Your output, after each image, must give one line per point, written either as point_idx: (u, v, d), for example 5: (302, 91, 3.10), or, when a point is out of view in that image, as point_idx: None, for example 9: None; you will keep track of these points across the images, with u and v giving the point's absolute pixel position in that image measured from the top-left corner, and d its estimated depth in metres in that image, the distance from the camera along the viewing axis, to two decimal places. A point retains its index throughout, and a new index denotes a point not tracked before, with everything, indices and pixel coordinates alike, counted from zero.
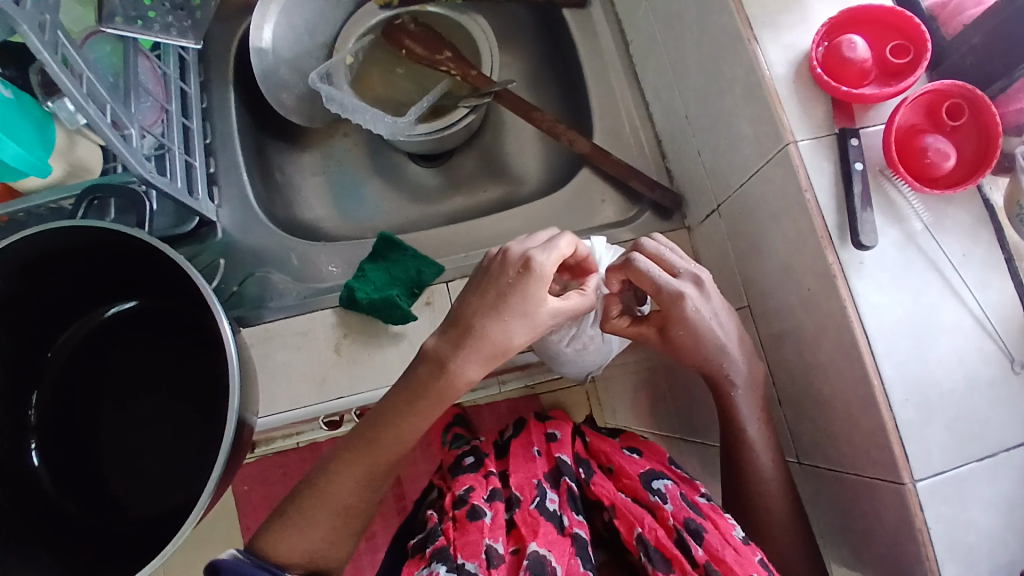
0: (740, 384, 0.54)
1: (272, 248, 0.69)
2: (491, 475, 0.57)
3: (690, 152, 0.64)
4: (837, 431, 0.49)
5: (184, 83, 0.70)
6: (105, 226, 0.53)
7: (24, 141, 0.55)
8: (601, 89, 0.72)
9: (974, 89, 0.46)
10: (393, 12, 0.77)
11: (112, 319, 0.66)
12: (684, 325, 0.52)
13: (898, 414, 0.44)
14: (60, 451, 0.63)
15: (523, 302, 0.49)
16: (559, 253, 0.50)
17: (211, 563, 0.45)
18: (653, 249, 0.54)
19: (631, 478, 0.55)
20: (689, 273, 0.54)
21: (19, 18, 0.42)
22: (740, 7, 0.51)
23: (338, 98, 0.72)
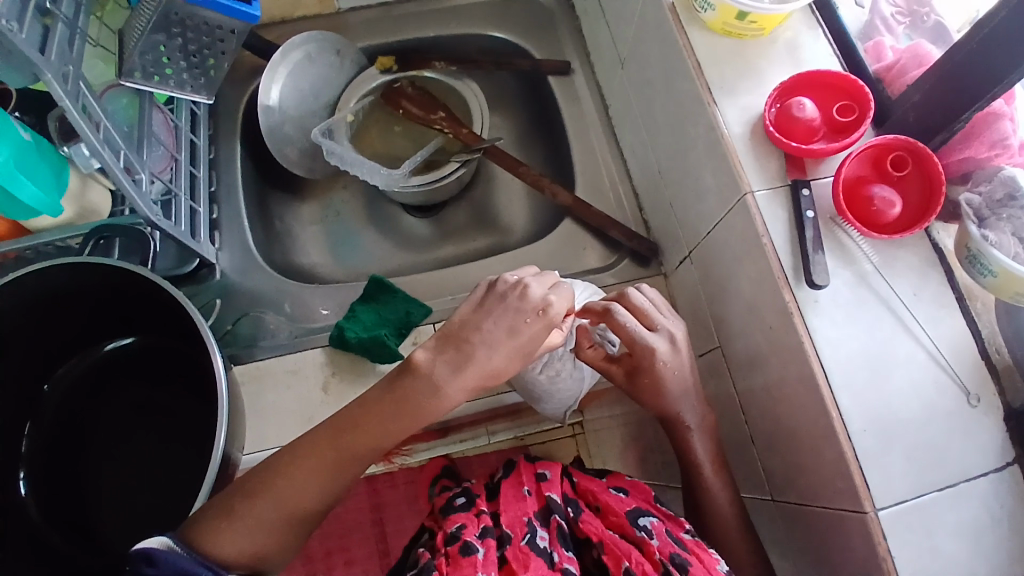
0: (692, 431, 0.57)
1: (268, 290, 0.73)
2: (484, 514, 0.57)
3: (664, 204, 0.68)
4: (805, 464, 0.51)
5: (194, 135, 0.75)
6: (110, 263, 0.56)
7: (39, 181, 0.60)
8: (582, 146, 0.77)
9: (915, 142, 0.51)
10: (392, 76, 0.83)
11: (110, 354, 0.68)
12: (650, 374, 0.56)
13: (858, 443, 0.46)
14: (45, 484, 0.64)
15: (525, 344, 0.51)
16: (569, 298, 0.53)
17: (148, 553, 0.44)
18: (640, 302, 0.57)
19: (618, 515, 0.55)
20: (666, 329, 0.56)
21: (44, 68, 0.47)
22: (699, 73, 0.56)
23: (338, 152, 0.77)
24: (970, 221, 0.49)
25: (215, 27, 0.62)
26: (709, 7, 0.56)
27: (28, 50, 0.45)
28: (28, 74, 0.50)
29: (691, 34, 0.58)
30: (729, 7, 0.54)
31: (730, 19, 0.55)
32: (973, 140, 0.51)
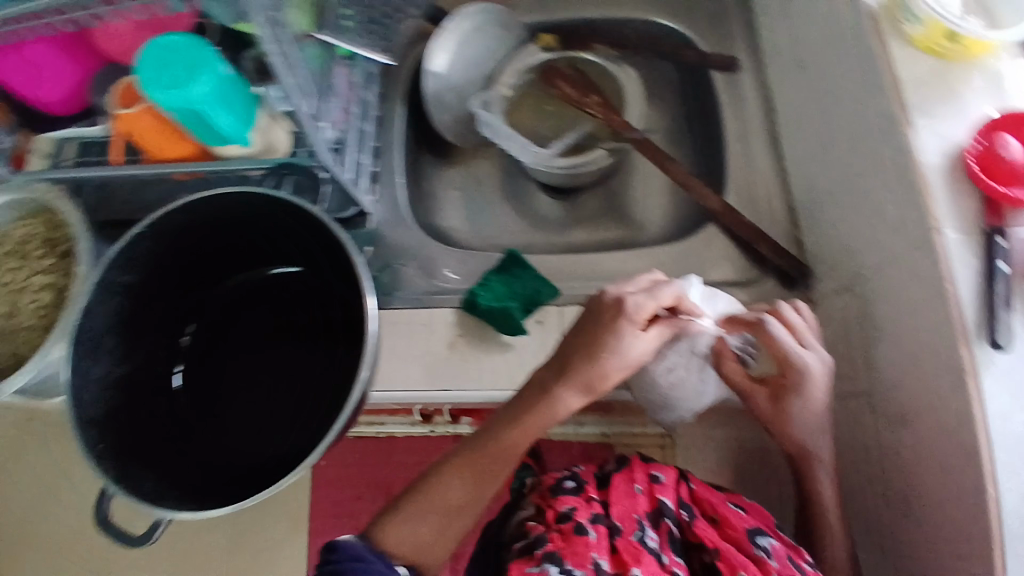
0: (824, 465, 0.56)
1: (412, 246, 0.77)
2: (593, 500, 0.58)
3: (827, 227, 0.65)
4: (945, 534, 0.48)
5: (366, 91, 0.78)
6: (289, 200, 0.61)
7: (233, 113, 0.62)
8: (741, 151, 0.74)
9: None
10: (553, 54, 0.82)
11: (271, 277, 0.75)
12: (801, 396, 0.55)
13: (1006, 526, 0.43)
14: (199, 379, 0.72)
15: (613, 344, 0.53)
16: (654, 300, 0.54)
17: (333, 542, 0.50)
18: (796, 319, 0.56)
19: (737, 529, 0.55)
20: (819, 351, 0.55)
21: (256, 11, 0.50)
22: (898, 93, 0.52)
23: (493, 123, 0.79)
24: None
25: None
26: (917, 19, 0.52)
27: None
28: (239, 16, 0.54)
29: (891, 47, 0.54)
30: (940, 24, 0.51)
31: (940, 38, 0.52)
32: None
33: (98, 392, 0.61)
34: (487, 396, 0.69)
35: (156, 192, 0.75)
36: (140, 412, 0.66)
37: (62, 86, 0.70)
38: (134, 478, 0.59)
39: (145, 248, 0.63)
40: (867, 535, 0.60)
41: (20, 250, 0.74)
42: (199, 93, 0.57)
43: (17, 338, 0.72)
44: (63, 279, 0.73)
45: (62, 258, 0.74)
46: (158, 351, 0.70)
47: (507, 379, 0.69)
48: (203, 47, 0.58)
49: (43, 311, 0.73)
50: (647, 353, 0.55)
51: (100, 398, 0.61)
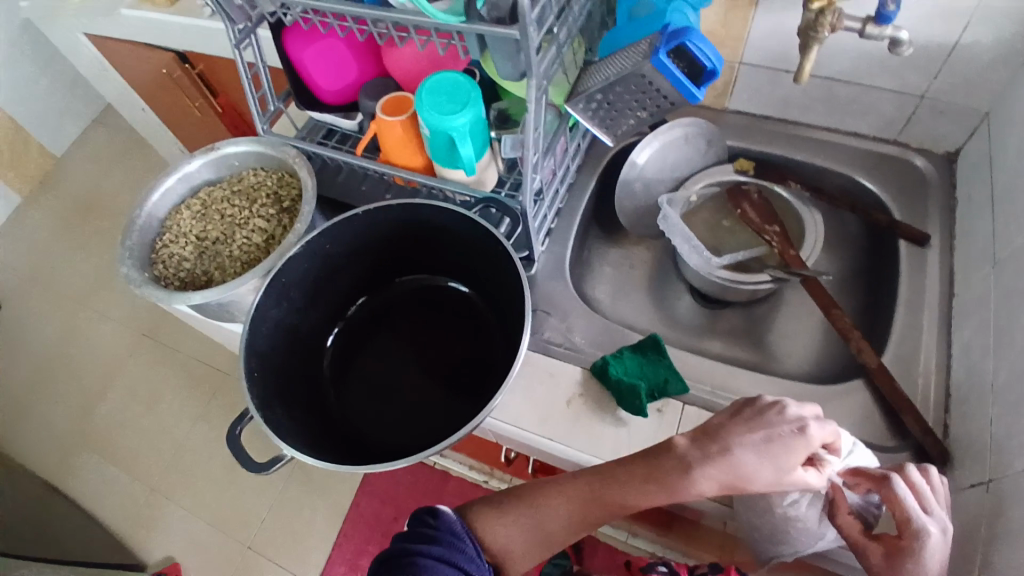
0: None
1: (564, 301, 0.83)
2: None
3: (981, 419, 0.63)
4: None
5: (573, 159, 0.86)
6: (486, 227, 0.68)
7: (474, 145, 0.71)
8: (908, 321, 0.75)
9: None
10: (745, 178, 0.88)
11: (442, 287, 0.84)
12: (915, 560, 0.52)
13: None
14: (349, 347, 0.82)
15: (783, 452, 0.54)
16: (826, 432, 0.56)
17: (439, 509, 0.62)
18: (918, 479, 0.55)
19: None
20: (940, 519, 0.53)
21: (534, 68, 0.59)
22: None
23: (671, 218, 0.84)
24: None
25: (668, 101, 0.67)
26: None
27: (531, 51, 0.58)
28: (515, 69, 0.64)
29: None
30: None
31: None
32: None
33: (271, 331, 0.72)
34: (588, 461, 0.71)
35: (373, 184, 0.87)
36: (294, 358, 0.76)
37: (340, 82, 0.84)
38: (274, 411, 0.68)
39: (358, 225, 0.75)
40: None
41: (254, 193, 0.88)
42: (458, 124, 0.67)
43: (224, 262, 0.86)
44: (277, 229, 0.86)
45: (282, 212, 0.86)
46: (329, 310, 0.81)
47: (612, 454, 0.71)
48: (475, 89, 0.68)
49: (251, 249, 0.86)
50: (806, 484, 0.55)
51: (268, 337, 0.71)
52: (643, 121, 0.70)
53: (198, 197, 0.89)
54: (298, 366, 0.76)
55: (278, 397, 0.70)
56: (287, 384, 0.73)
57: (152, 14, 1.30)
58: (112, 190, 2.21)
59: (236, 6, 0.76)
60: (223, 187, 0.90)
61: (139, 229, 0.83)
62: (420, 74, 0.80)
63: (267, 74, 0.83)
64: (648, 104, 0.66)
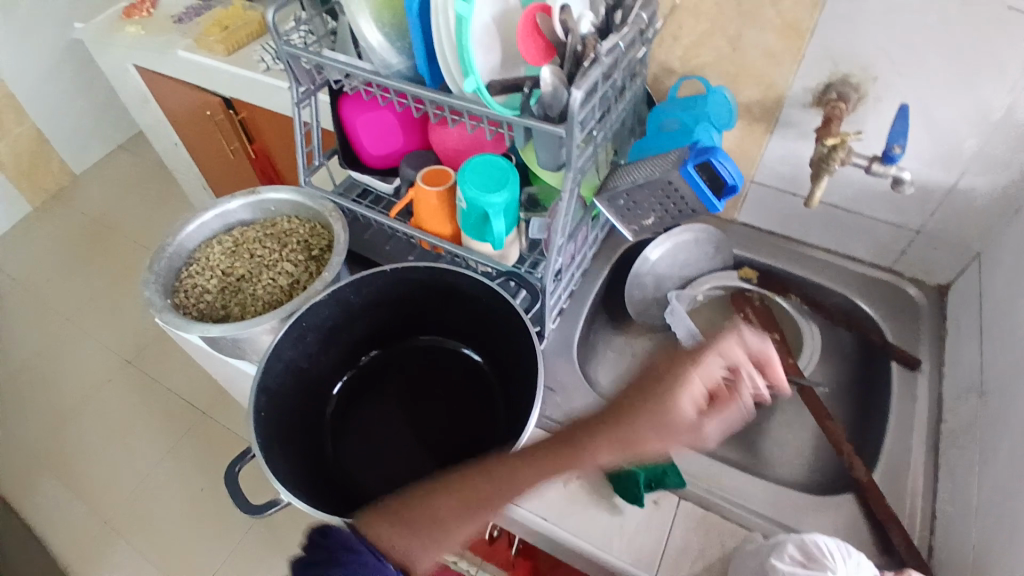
0: None
1: (570, 382, 0.85)
2: None
3: (964, 543, 0.65)
4: None
5: (592, 245, 0.91)
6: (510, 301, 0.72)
7: (505, 221, 0.75)
8: (898, 440, 0.78)
9: None
10: (748, 285, 0.94)
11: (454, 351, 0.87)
12: None
13: None
14: (355, 397, 0.83)
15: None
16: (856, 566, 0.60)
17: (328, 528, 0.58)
18: None
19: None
20: None
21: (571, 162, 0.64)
22: None
23: (677, 311, 0.89)
24: None
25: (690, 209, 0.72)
26: None
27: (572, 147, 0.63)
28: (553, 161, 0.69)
29: None
30: None
31: None
32: None
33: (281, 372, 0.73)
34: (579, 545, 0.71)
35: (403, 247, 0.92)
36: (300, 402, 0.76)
37: (384, 148, 0.90)
38: (274, 454, 0.67)
39: (381, 281, 0.78)
40: None
41: (286, 237, 0.91)
42: (494, 203, 0.72)
43: (245, 300, 0.88)
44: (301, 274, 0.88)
45: (310, 259, 0.89)
46: (340, 360, 0.83)
47: (604, 540, 0.71)
48: (515, 174, 0.74)
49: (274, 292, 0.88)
50: None
51: (278, 379, 0.72)
52: (664, 220, 0.75)
53: (231, 235, 0.92)
54: (301, 410, 0.77)
55: (279, 441, 0.70)
56: (289, 427, 0.73)
57: (204, 58, 1.37)
58: (124, 216, 2.24)
59: (304, 71, 0.83)
60: (256, 228, 0.93)
61: (169, 256, 0.86)
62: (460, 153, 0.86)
63: (319, 132, 0.89)
64: (670, 207, 0.71)
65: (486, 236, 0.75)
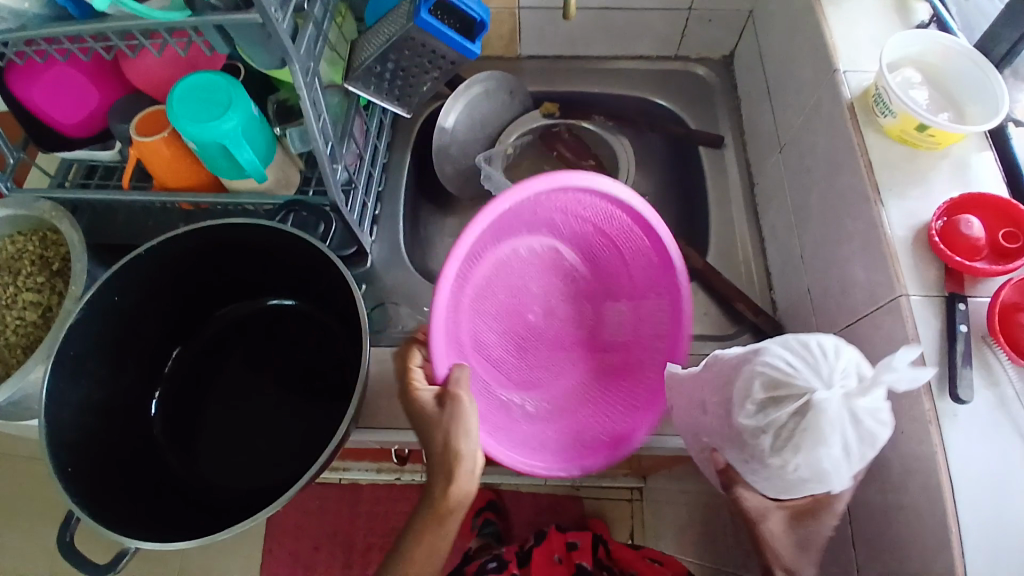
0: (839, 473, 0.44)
1: (407, 286, 0.81)
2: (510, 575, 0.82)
3: (799, 288, 0.70)
4: (905, 555, 0.51)
5: (378, 140, 0.84)
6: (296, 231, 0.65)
7: (256, 147, 0.68)
8: (721, 218, 0.82)
9: None
10: (553, 120, 0.90)
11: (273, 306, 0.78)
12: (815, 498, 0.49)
13: (964, 539, 0.46)
14: (174, 403, 0.74)
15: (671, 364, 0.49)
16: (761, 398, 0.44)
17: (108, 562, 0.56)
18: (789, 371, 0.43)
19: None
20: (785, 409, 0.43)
21: (293, 59, 0.58)
22: (864, 149, 0.60)
23: (494, 177, 0.85)
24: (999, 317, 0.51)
25: (445, 60, 0.68)
26: (890, 113, 0.58)
27: (285, 40, 0.56)
28: (275, 58, 0.61)
29: (867, 135, 0.61)
30: (911, 118, 0.57)
31: (909, 128, 0.58)
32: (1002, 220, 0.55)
33: (76, 414, 0.62)
34: None
35: (157, 218, 0.80)
36: (111, 435, 0.66)
37: (82, 112, 0.72)
38: (104, 509, 0.59)
39: (141, 273, 0.67)
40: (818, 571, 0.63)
41: (14, 263, 0.72)
42: (226, 128, 0.64)
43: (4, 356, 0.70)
44: (48, 295, 0.72)
45: (54, 276, 0.72)
46: (139, 376, 0.71)
47: None
48: (236, 88, 0.65)
49: (24, 330, 0.70)
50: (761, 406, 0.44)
51: (75, 419, 0.61)
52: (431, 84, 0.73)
53: None
54: (116, 443, 0.66)
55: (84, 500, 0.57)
56: (111, 466, 0.64)
57: None
58: None
59: None
60: None
61: None
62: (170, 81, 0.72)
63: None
64: (432, 66, 0.69)
65: (243, 168, 0.69)
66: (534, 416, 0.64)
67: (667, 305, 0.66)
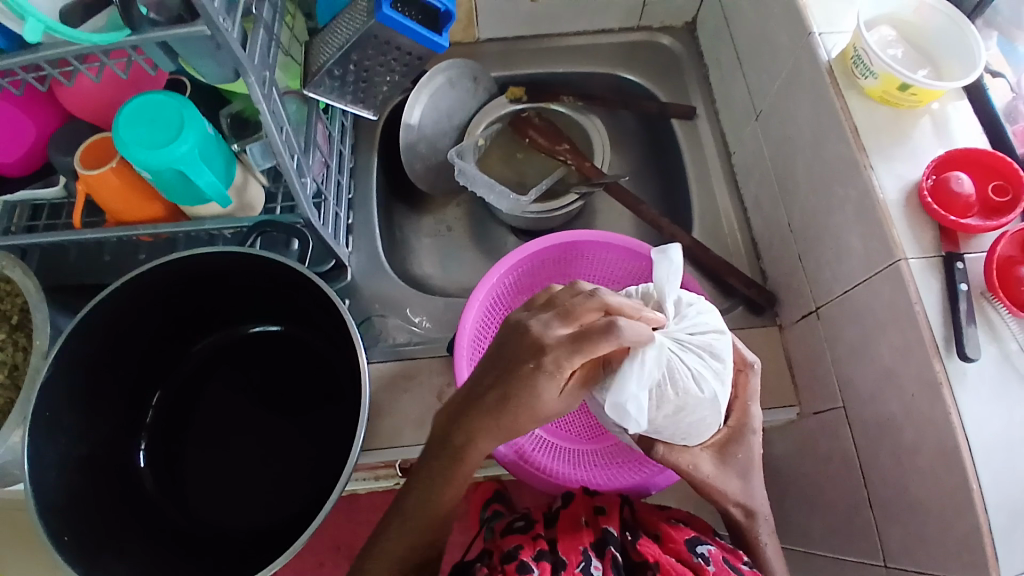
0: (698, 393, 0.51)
1: (391, 295, 0.78)
2: (538, 538, 0.55)
3: (791, 258, 0.70)
4: (925, 515, 0.52)
5: (342, 145, 0.80)
6: (273, 257, 0.62)
7: (215, 169, 0.64)
8: (703, 192, 0.81)
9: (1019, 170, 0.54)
10: (521, 106, 0.87)
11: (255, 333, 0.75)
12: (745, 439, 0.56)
13: (986, 497, 0.47)
14: (161, 449, 0.70)
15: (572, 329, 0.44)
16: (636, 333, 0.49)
17: None
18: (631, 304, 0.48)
19: (676, 541, 0.54)
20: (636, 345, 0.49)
21: (250, 72, 0.53)
22: (847, 114, 0.59)
23: (468, 172, 0.82)
24: (997, 273, 0.51)
25: (410, 56, 0.64)
26: (871, 75, 0.58)
27: (237, 51, 0.51)
28: (228, 71, 0.56)
29: (849, 98, 0.60)
30: (893, 78, 0.56)
31: (892, 88, 0.57)
32: (997, 176, 0.55)
33: (58, 474, 0.58)
34: None
35: (117, 254, 0.75)
36: (102, 490, 0.63)
37: (21, 145, 0.68)
38: (104, 572, 0.56)
39: (113, 317, 0.62)
40: (836, 535, 0.64)
41: None
42: (182, 152, 0.59)
43: None
44: (10, 351, 0.68)
45: (14, 331, 0.68)
46: (119, 427, 0.67)
47: None
48: (187, 107, 0.60)
49: None
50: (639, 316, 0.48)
51: (58, 483, 0.58)
52: (398, 81, 0.69)
53: None
54: (109, 500, 0.63)
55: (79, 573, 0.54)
56: (106, 524, 0.61)
57: None
58: None
59: None
60: None
61: None
62: (111, 107, 0.68)
63: None
64: (395, 66, 0.66)
65: (202, 192, 0.64)
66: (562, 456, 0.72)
67: None
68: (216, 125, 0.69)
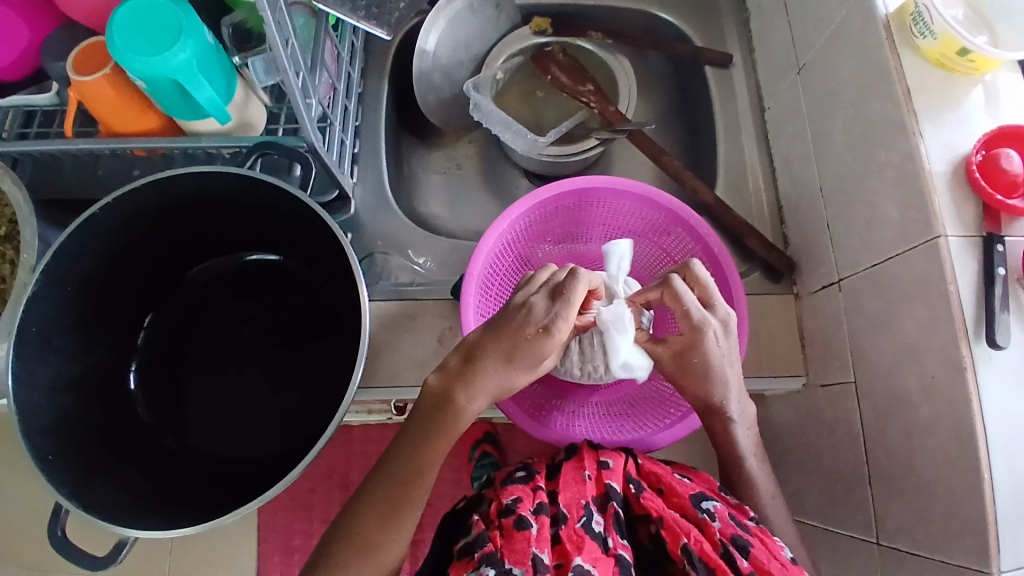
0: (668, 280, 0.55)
1: (396, 232, 0.75)
2: (541, 489, 0.53)
3: (817, 224, 0.67)
4: (928, 496, 0.51)
5: (351, 67, 0.74)
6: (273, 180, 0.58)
7: (215, 83, 0.59)
8: (730, 147, 0.77)
9: None
10: (545, 39, 0.82)
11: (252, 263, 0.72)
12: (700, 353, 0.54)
13: (996, 485, 0.46)
14: (154, 375, 0.69)
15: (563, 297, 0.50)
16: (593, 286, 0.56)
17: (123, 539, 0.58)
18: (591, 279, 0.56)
19: (681, 496, 0.53)
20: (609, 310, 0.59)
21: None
22: (901, 75, 0.55)
23: (483, 107, 0.77)
24: None
25: None
26: (931, 34, 0.53)
27: None
28: None
29: (904, 57, 0.55)
30: (954, 40, 0.51)
31: (950, 52, 0.52)
32: None
33: (48, 395, 0.57)
34: None
35: (109, 169, 0.70)
36: (94, 414, 0.61)
37: (13, 50, 0.65)
38: (95, 491, 0.55)
39: (108, 235, 0.59)
40: (831, 505, 0.64)
41: None
42: (179, 62, 0.54)
43: None
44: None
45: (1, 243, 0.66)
46: (111, 350, 0.65)
47: None
48: (186, 12, 0.55)
49: None
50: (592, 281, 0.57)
51: (47, 404, 0.56)
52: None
53: None
54: (102, 423, 0.62)
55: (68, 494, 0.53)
56: (97, 443, 0.60)
57: None
58: None
59: None
60: None
61: None
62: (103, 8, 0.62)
63: None
64: None
65: (201, 108, 0.60)
66: (589, 418, 0.71)
67: (691, 239, 0.69)
68: (217, 35, 0.64)
